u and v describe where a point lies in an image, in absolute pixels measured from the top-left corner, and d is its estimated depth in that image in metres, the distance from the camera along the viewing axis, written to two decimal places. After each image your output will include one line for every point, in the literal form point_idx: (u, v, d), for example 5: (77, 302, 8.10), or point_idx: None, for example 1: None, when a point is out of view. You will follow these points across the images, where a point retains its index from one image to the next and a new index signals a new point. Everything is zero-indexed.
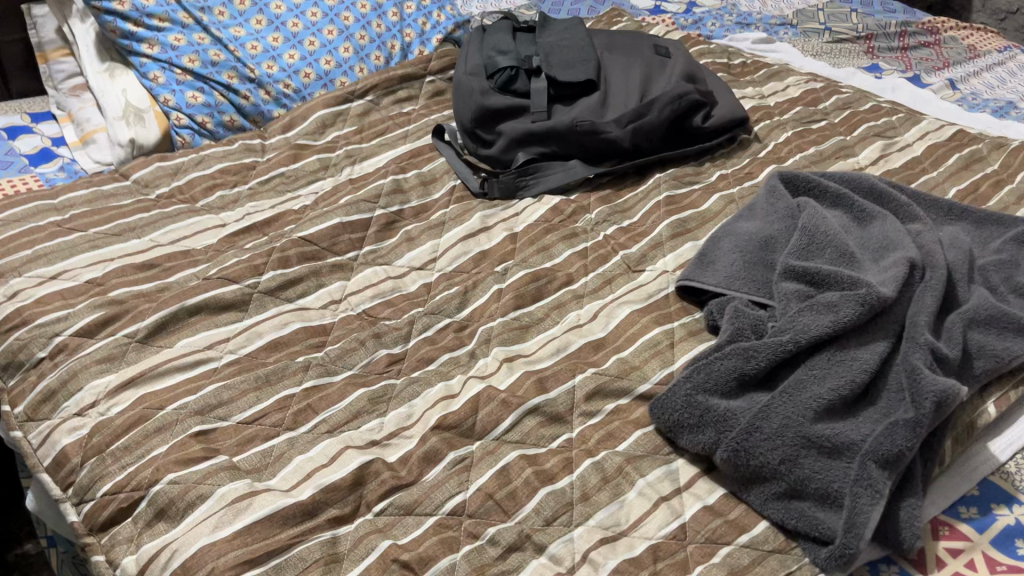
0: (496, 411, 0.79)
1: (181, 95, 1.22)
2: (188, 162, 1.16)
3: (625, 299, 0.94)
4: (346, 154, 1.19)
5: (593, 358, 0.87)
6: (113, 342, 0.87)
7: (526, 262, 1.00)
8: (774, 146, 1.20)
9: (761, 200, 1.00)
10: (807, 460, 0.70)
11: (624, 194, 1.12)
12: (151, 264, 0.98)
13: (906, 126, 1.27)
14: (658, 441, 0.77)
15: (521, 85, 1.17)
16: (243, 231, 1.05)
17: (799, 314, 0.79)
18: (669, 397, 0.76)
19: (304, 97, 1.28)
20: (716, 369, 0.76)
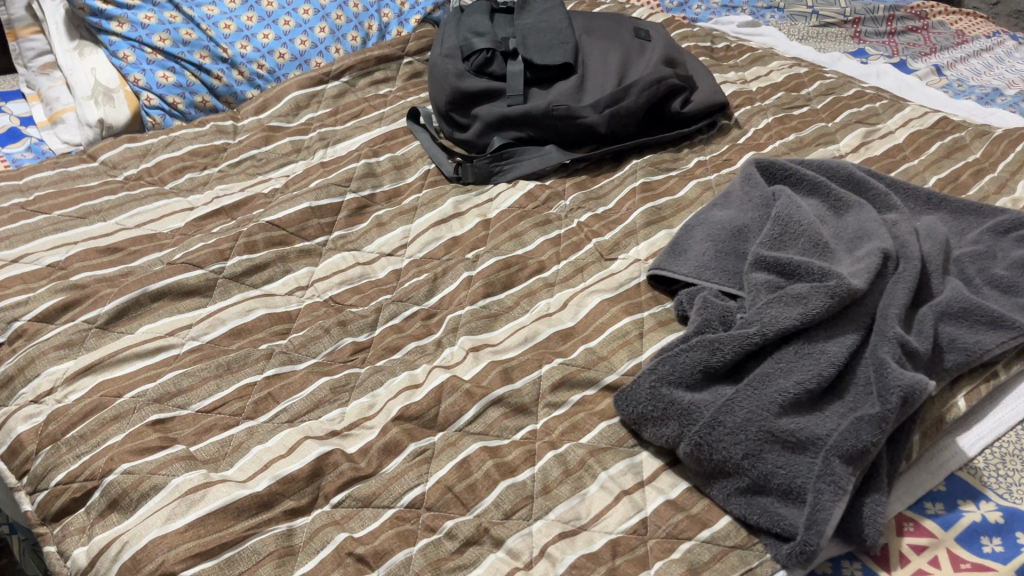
0: (459, 401, 0.78)
1: (152, 75, 1.19)
2: (157, 144, 1.14)
3: (595, 288, 0.92)
4: (319, 137, 1.17)
5: (560, 348, 0.86)
6: (73, 328, 0.86)
7: (498, 249, 0.99)
8: (754, 132, 1.18)
9: (737, 188, 0.99)
10: (771, 455, 0.69)
11: (600, 179, 1.11)
12: (115, 247, 0.97)
13: (889, 113, 1.26)
14: (622, 433, 0.76)
15: (497, 68, 1.15)
16: (210, 215, 1.03)
17: (768, 305, 0.78)
18: (635, 388, 0.75)
19: (278, 77, 1.26)
20: (682, 361, 0.75)
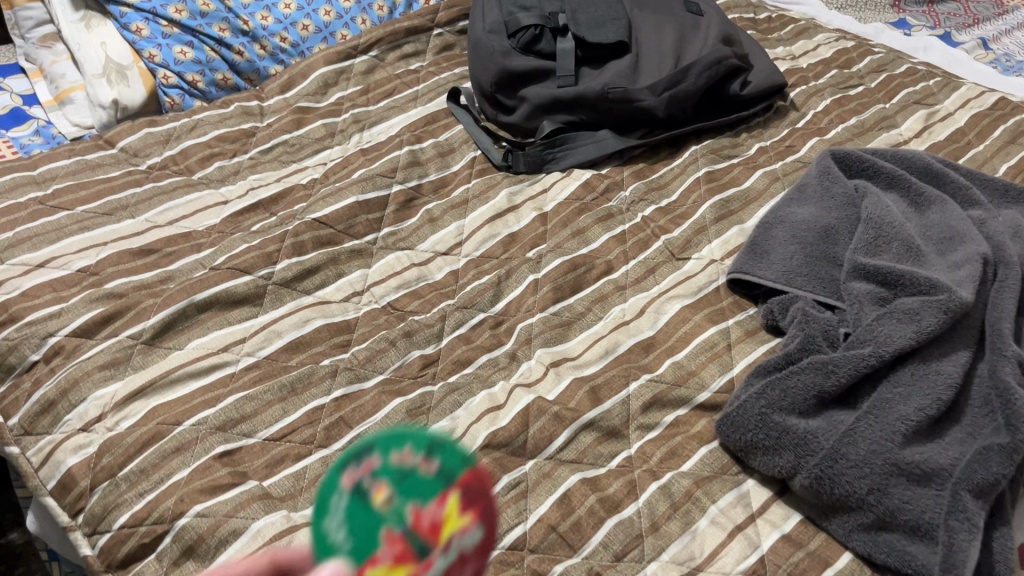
0: (549, 426, 0.73)
1: (169, 50, 1.09)
2: (180, 128, 1.05)
3: (673, 293, 0.87)
4: (353, 119, 1.10)
5: (644, 362, 0.80)
6: (116, 345, 0.78)
7: (561, 248, 0.93)
8: (814, 115, 1.12)
9: (814, 181, 0.93)
10: (897, 490, 0.64)
11: (659, 168, 1.04)
12: (149, 249, 0.89)
13: (944, 93, 1.21)
14: (725, 459, 0.72)
15: (546, 45, 1.07)
16: (248, 210, 0.95)
17: (878, 322, 0.73)
18: (742, 412, 0.71)
19: (302, 52, 1.18)
20: (792, 387, 0.70)
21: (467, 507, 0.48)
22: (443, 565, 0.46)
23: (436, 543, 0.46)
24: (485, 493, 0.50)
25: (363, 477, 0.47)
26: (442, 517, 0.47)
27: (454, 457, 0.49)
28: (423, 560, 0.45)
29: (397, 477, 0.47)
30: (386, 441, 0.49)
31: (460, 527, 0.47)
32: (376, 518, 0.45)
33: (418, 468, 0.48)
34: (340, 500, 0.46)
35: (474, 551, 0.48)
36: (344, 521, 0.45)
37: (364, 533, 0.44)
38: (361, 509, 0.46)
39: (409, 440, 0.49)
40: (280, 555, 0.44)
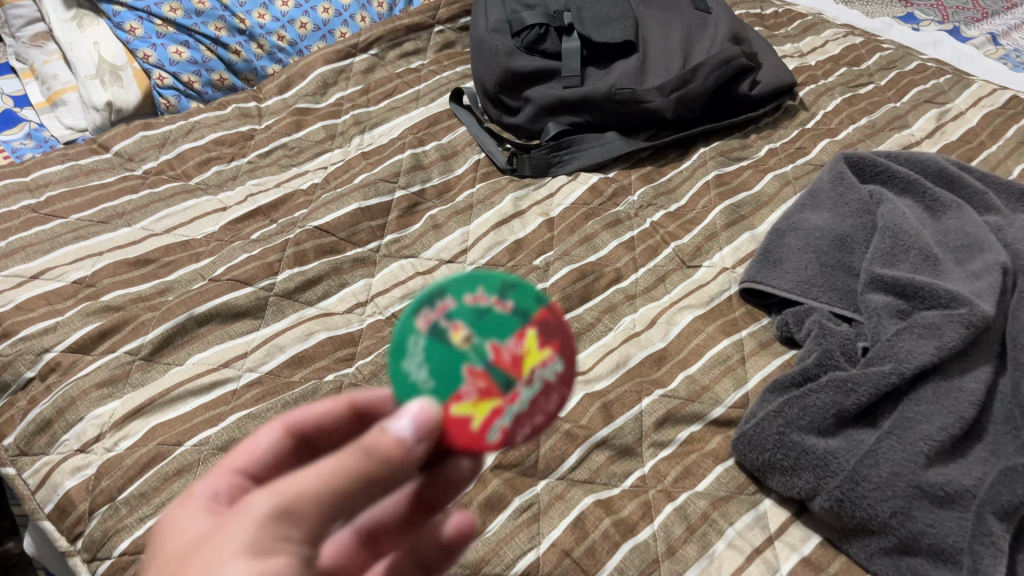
0: (560, 445, 0.71)
1: (164, 50, 1.06)
2: (176, 131, 1.02)
3: (685, 303, 0.85)
4: (354, 120, 1.07)
5: (656, 376, 0.79)
6: (114, 361, 0.76)
7: (569, 255, 0.91)
8: (824, 115, 1.10)
9: (828, 186, 0.91)
10: (920, 513, 0.63)
11: (667, 171, 1.02)
12: (146, 259, 0.87)
13: (955, 90, 1.19)
14: (741, 478, 0.71)
15: (550, 45, 1.06)
16: (247, 217, 0.93)
17: (898, 337, 0.71)
18: (760, 432, 0.69)
19: (300, 50, 1.15)
20: (811, 405, 0.68)
21: (546, 341, 0.52)
22: (527, 396, 0.51)
23: (518, 376, 0.50)
24: (562, 326, 0.53)
25: (440, 319, 0.50)
26: (522, 352, 0.51)
27: (527, 297, 0.53)
28: (507, 393, 0.50)
29: (473, 318, 0.51)
30: (458, 284, 0.51)
31: (541, 360, 0.52)
32: (457, 355, 0.50)
33: (493, 308, 0.51)
34: (419, 341, 0.50)
35: (557, 379, 0.52)
36: (424, 361, 0.49)
37: (445, 371, 0.49)
38: (442, 349, 0.49)
39: (482, 281, 0.52)
40: (369, 445, 0.40)
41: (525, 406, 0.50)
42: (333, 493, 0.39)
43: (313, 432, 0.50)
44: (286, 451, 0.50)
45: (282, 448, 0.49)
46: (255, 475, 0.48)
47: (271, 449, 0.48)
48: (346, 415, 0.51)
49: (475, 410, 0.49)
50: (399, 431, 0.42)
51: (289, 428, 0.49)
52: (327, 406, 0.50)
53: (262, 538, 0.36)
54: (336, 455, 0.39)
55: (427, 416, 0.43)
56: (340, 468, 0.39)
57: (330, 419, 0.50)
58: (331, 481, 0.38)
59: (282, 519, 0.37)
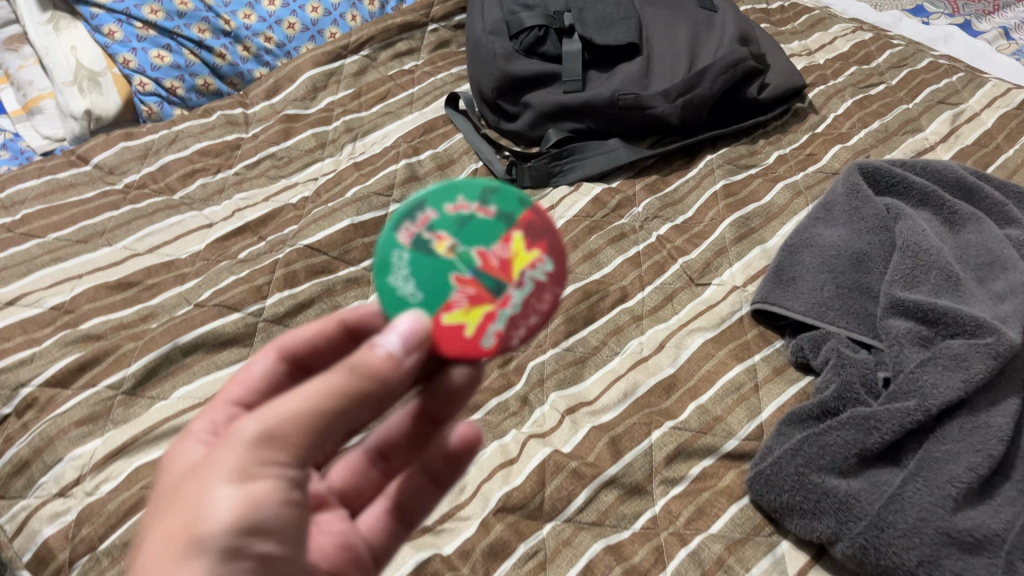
0: (567, 484, 0.67)
1: (145, 54, 1.01)
2: (159, 141, 0.97)
3: (694, 326, 0.81)
4: (345, 127, 1.03)
5: (666, 406, 0.75)
6: (94, 397, 0.72)
7: (572, 273, 0.87)
8: (834, 118, 1.06)
9: (842, 199, 0.87)
10: (948, 561, 0.59)
11: (673, 180, 0.98)
12: (127, 282, 0.82)
13: (969, 90, 1.14)
14: (757, 518, 0.67)
15: (550, 48, 1.01)
16: (234, 234, 0.89)
17: (922, 369, 0.67)
18: (778, 471, 0.65)
19: (288, 52, 1.10)
20: (832, 444, 0.65)
21: (531, 242, 0.55)
22: (517, 298, 0.54)
23: (507, 279, 0.54)
24: (549, 226, 0.56)
25: (423, 232, 0.54)
26: (509, 256, 0.54)
27: (509, 201, 0.56)
28: (497, 297, 0.54)
29: (456, 227, 0.54)
30: (439, 196, 0.55)
31: (528, 261, 0.55)
32: (443, 265, 0.54)
33: (475, 216, 0.55)
34: (403, 255, 0.54)
35: (547, 280, 0.55)
36: (411, 274, 0.53)
37: (433, 282, 0.53)
38: (428, 260, 0.54)
39: (462, 191, 0.55)
40: (355, 362, 0.43)
41: (517, 308, 0.54)
42: (322, 412, 0.42)
43: (307, 354, 0.55)
44: (284, 375, 0.55)
45: (278, 372, 0.54)
46: (252, 401, 0.53)
47: (266, 376, 0.54)
48: (336, 332, 0.55)
49: (467, 316, 0.53)
50: (385, 345, 0.45)
51: (283, 352, 0.54)
52: (317, 327, 0.55)
53: (248, 462, 0.40)
54: (325, 377, 0.43)
55: (415, 328, 0.47)
56: (327, 391, 0.42)
57: (322, 339, 0.55)
58: (317, 402, 0.42)
59: (266, 442, 0.41)
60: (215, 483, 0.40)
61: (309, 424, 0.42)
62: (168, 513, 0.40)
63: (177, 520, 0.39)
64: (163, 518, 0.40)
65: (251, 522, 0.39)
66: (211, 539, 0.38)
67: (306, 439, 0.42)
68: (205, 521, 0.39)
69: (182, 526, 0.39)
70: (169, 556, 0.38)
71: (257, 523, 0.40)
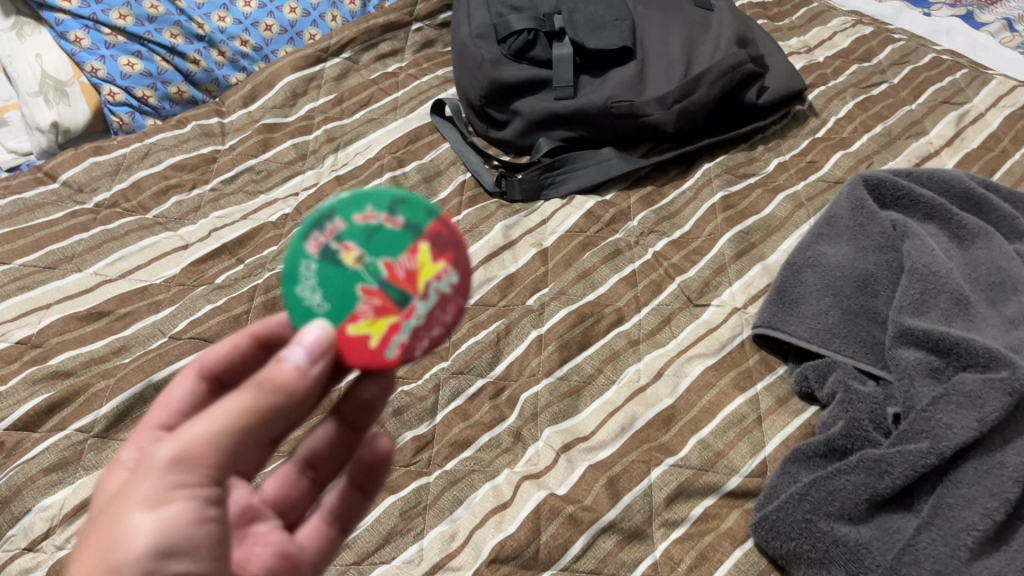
0: (563, 531, 0.64)
1: (114, 62, 0.96)
2: (131, 155, 0.93)
3: (694, 352, 0.78)
4: (326, 137, 0.98)
5: (665, 440, 0.72)
6: (64, 442, 0.68)
7: (565, 294, 0.83)
8: (835, 122, 1.02)
9: (846, 215, 0.84)
10: None
11: (669, 191, 0.94)
12: (98, 312, 0.78)
13: (973, 88, 1.11)
14: (762, 564, 0.64)
15: (539, 52, 0.97)
16: (211, 256, 0.85)
17: (935, 406, 0.64)
18: (784, 517, 0.62)
19: (266, 56, 1.05)
20: (841, 489, 0.62)
21: (440, 254, 0.53)
22: (423, 310, 0.52)
23: (413, 290, 0.52)
24: (456, 237, 0.54)
25: (331, 242, 0.51)
26: (416, 267, 0.52)
27: (418, 210, 0.53)
28: (402, 309, 0.52)
29: (364, 238, 0.51)
30: (348, 203, 0.52)
31: (435, 273, 0.53)
32: (349, 276, 0.51)
33: (384, 227, 0.52)
34: (311, 265, 0.51)
35: (452, 292, 0.54)
36: (318, 285, 0.51)
37: (340, 293, 0.51)
38: (335, 270, 0.51)
39: (371, 200, 0.52)
40: (263, 381, 0.42)
41: (422, 319, 0.52)
42: (236, 429, 0.40)
43: (224, 372, 0.52)
44: (205, 396, 0.52)
45: (199, 394, 0.51)
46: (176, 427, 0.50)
47: (187, 399, 0.51)
48: (251, 347, 0.53)
49: (372, 328, 0.51)
50: (293, 360, 0.44)
51: (202, 373, 0.51)
52: (229, 344, 0.52)
53: (163, 485, 0.38)
54: (234, 397, 0.41)
55: (319, 344, 0.46)
56: (237, 409, 0.40)
57: (236, 355, 0.52)
58: (229, 421, 0.40)
59: (180, 465, 0.39)
60: (129, 511, 0.38)
61: (223, 443, 0.40)
62: (84, 547, 0.38)
63: (93, 554, 0.37)
64: (82, 555, 0.38)
65: (170, 547, 0.37)
66: (127, 568, 0.36)
67: (222, 456, 0.40)
68: (120, 550, 0.37)
69: (98, 558, 0.37)
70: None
71: (179, 545, 0.38)
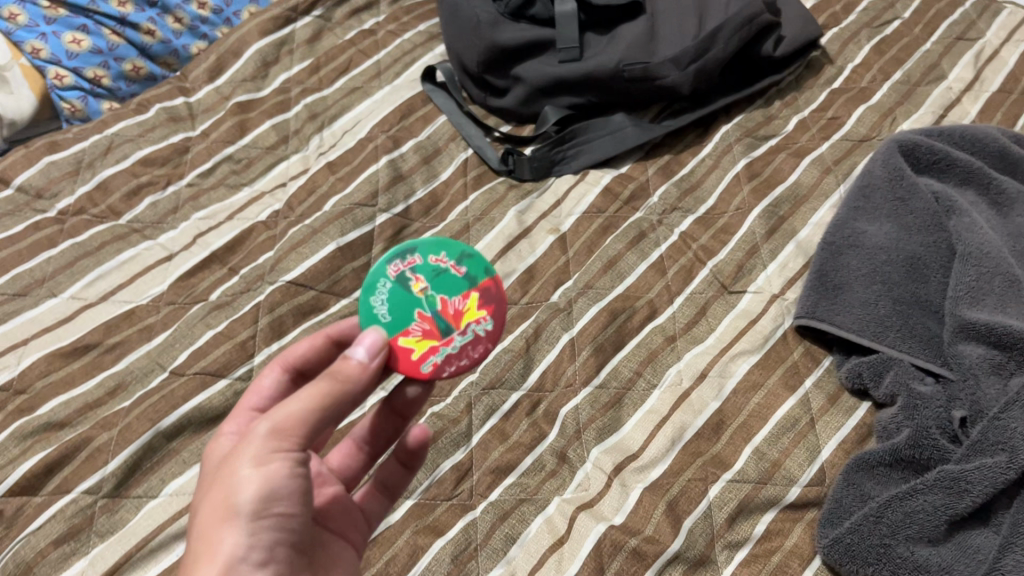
0: (628, 567, 0.61)
1: (57, 40, 0.84)
2: (92, 150, 0.82)
3: (739, 348, 0.74)
4: (308, 113, 0.88)
5: (718, 451, 0.68)
6: (71, 507, 0.62)
7: (593, 288, 0.77)
8: (852, 70, 0.96)
9: (883, 185, 0.79)
10: None
11: (688, 160, 0.88)
12: (84, 345, 0.70)
13: (986, 19, 1.04)
14: None
15: (540, 10, 0.88)
16: (201, 267, 0.76)
17: (1008, 413, 0.61)
18: (860, 540, 0.60)
19: (228, 19, 0.95)
20: (918, 511, 0.59)
21: (484, 304, 0.57)
22: (459, 344, 0.56)
23: (456, 325, 0.56)
24: (501, 296, 0.58)
25: (406, 270, 0.56)
26: (464, 309, 0.56)
27: (479, 266, 0.58)
28: (444, 336, 0.55)
29: (432, 274, 0.57)
30: (428, 244, 0.57)
31: (477, 318, 0.56)
32: (412, 300, 0.56)
33: (449, 270, 0.57)
34: (385, 284, 0.56)
35: (485, 337, 0.57)
36: (388, 299, 0.55)
37: (402, 310, 0.55)
38: (402, 293, 0.56)
39: (446, 247, 0.58)
40: (335, 371, 0.48)
41: (458, 349, 0.56)
42: (320, 410, 0.46)
43: (308, 368, 0.55)
44: (289, 385, 0.55)
45: (284, 385, 0.55)
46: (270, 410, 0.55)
47: (275, 388, 0.54)
48: (326, 348, 0.54)
49: (416, 345, 0.55)
50: (357, 356, 0.49)
51: (286, 367, 0.54)
52: (308, 344, 0.54)
53: (265, 448, 0.45)
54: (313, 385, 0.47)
55: (378, 342, 0.50)
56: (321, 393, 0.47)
57: (314, 355, 0.54)
58: (315, 402, 0.46)
59: (276, 436, 0.46)
60: (240, 467, 0.45)
61: (311, 421, 0.46)
62: (207, 491, 0.46)
63: (214, 498, 0.45)
64: (206, 498, 0.46)
65: (271, 492, 0.45)
66: (241, 509, 0.44)
67: (313, 429, 0.47)
68: (235, 494, 0.44)
69: (218, 502, 0.45)
70: (213, 526, 0.44)
71: (278, 493, 0.45)
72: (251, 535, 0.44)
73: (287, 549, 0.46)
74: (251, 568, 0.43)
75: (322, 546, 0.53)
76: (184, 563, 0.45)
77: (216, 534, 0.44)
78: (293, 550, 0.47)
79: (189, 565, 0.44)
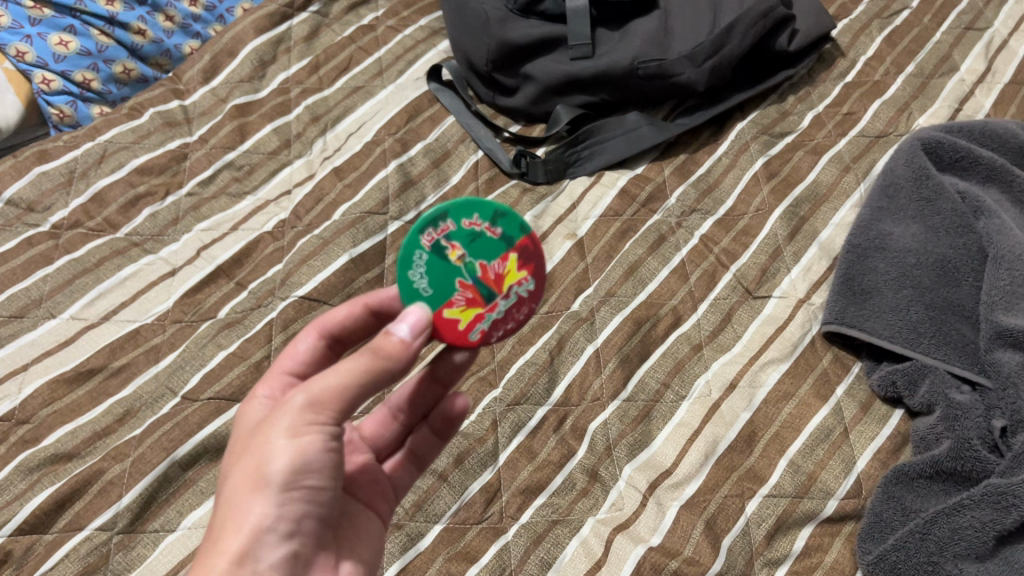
0: None
1: (43, 42, 0.80)
2: (84, 159, 0.78)
3: (768, 357, 0.72)
4: (310, 115, 0.85)
5: (752, 465, 0.66)
6: (85, 546, 0.58)
7: (615, 296, 0.75)
8: (865, 63, 0.94)
9: (908, 184, 0.77)
10: None
11: (704, 159, 0.85)
12: (87, 370, 0.66)
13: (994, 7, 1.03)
14: None
15: (551, 5, 0.85)
16: (207, 282, 0.73)
17: None
18: (906, 558, 0.59)
19: (220, 16, 0.91)
20: (964, 527, 0.59)
21: (524, 263, 0.54)
22: (503, 308, 0.53)
23: (499, 289, 0.53)
24: (540, 253, 0.55)
25: (441, 239, 0.52)
26: (505, 272, 0.53)
27: (513, 224, 0.54)
28: (488, 303, 0.53)
29: (468, 240, 0.53)
30: (458, 206, 0.53)
31: (518, 279, 0.54)
32: (451, 270, 0.52)
33: (486, 234, 0.53)
34: (421, 256, 0.52)
35: (527, 297, 0.54)
36: (427, 272, 0.52)
37: (443, 281, 0.52)
38: (440, 264, 0.52)
39: (477, 208, 0.53)
40: (376, 345, 0.43)
41: (504, 313, 0.53)
42: (358, 388, 0.43)
43: (344, 333, 0.53)
44: (325, 351, 0.53)
45: (319, 350, 0.52)
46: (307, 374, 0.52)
47: (309, 353, 0.52)
48: (364, 316, 0.52)
49: (462, 315, 0.52)
50: (399, 332, 0.45)
51: (322, 333, 0.52)
52: (346, 311, 0.52)
53: (299, 420, 0.42)
54: (352, 357, 0.43)
55: (423, 321, 0.46)
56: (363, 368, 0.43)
57: (352, 321, 0.52)
58: (353, 376, 0.42)
59: (312, 410, 0.42)
60: (274, 436, 0.42)
61: (348, 396, 0.43)
62: (239, 457, 0.43)
63: (246, 467, 0.42)
64: (236, 464, 0.43)
65: (303, 466, 0.42)
66: (272, 481, 0.42)
67: (351, 403, 0.43)
68: (267, 465, 0.42)
69: (248, 470, 0.42)
70: (243, 494, 0.42)
71: (310, 467, 0.42)
72: (280, 505, 0.42)
73: (314, 520, 0.45)
74: (277, 539, 0.42)
75: (349, 517, 0.51)
76: (212, 523, 0.43)
77: (244, 503, 0.42)
78: (321, 520, 0.46)
79: (217, 530, 0.42)
